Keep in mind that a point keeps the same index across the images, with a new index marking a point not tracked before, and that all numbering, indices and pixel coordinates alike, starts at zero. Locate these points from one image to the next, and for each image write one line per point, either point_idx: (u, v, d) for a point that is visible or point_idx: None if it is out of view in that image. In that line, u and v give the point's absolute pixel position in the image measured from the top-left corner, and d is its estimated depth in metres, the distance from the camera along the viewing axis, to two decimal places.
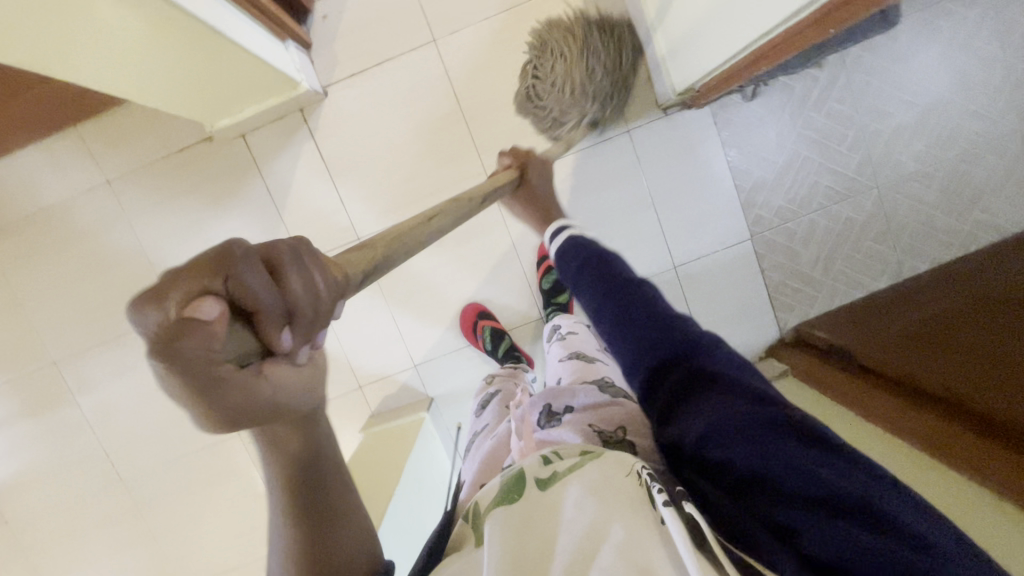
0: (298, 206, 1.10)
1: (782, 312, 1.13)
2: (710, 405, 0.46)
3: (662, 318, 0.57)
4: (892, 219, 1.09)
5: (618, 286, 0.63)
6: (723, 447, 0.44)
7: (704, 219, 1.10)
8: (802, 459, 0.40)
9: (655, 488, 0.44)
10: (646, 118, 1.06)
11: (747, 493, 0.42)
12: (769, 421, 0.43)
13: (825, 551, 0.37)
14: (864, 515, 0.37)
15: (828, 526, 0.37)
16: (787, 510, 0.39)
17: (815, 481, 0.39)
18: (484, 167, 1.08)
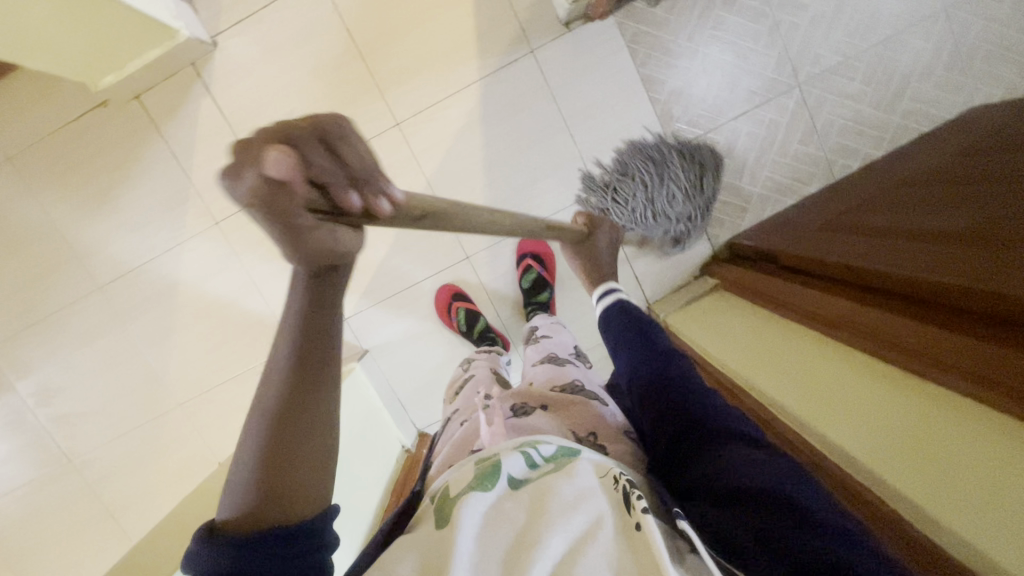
0: (205, 166, 1.07)
1: (711, 228, 1.10)
2: (732, 445, 0.47)
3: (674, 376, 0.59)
4: (817, 118, 1.05)
5: (661, 355, 0.63)
6: (738, 467, 0.44)
7: (621, 137, 1.06)
8: (806, 487, 0.41)
9: (635, 494, 0.42)
10: (550, 35, 1.01)
11: (744, 504, 0.42)
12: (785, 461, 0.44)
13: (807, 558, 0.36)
14: (858, 542, 0.37)
15: (821, 537, 0.37)
16: (781, 519, 0.39)
17: (810, 502, 0.40)
18: (389, 106, 1.04)
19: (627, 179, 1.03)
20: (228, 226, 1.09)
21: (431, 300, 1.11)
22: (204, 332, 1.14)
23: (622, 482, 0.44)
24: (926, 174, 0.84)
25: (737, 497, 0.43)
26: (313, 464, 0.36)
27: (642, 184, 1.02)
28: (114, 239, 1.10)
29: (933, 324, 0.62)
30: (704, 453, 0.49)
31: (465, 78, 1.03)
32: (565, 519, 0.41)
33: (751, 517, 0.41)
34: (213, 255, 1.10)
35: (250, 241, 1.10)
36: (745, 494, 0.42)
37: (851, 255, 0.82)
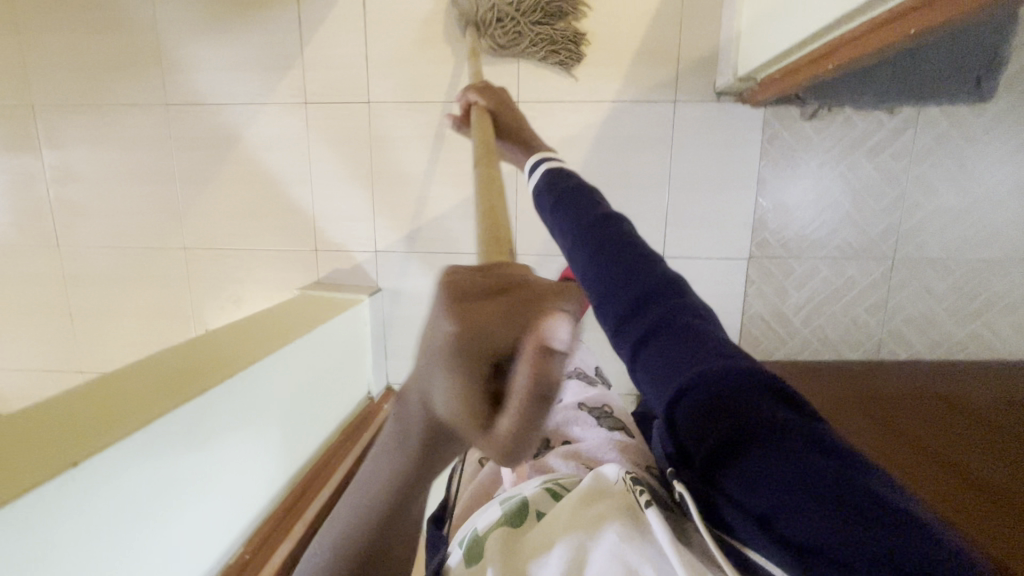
0: (320, 46, 1.03)
1: (747, 343, 1.09)
2: (675, 353, 0.39)
3: (616, 251, 0.49)
4: (893, 297, 1.04)
5: (602, 232, 0.53)
6: (693, 399, 0.36)
7: (712, 220, 1.04)
8: (788, 427, 0.31)
9: (638, 492, 0.45)
10: (698, 96, 0.99)
11: (716, 467, 0.35)
12: (752, 380, 0.34)
13: (802, 534, 0.29)
14: (858, 505, 0.27)
15: (810, 513, 0.29)
16: (764, 490, 0.31)
17: (794, 455, 0.30)
18: (518, 81, 1.02)
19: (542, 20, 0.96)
20: (313, 111, 1.06)
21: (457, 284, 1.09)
22: (240, 194, 1.11)
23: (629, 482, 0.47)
24: (953, 400, 0.89)
25: (720, 439, 0.34)
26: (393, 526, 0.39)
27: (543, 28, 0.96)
28: (202, 68, 1.06)
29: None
30: (644, 357, 0.41)
31: (601, 93, 1.01)
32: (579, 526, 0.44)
33: (736, 468, 0.33)
34: (286, 130, 1.07)
35: (326, 134, 1.07)
36: (736, 437, 0.33)
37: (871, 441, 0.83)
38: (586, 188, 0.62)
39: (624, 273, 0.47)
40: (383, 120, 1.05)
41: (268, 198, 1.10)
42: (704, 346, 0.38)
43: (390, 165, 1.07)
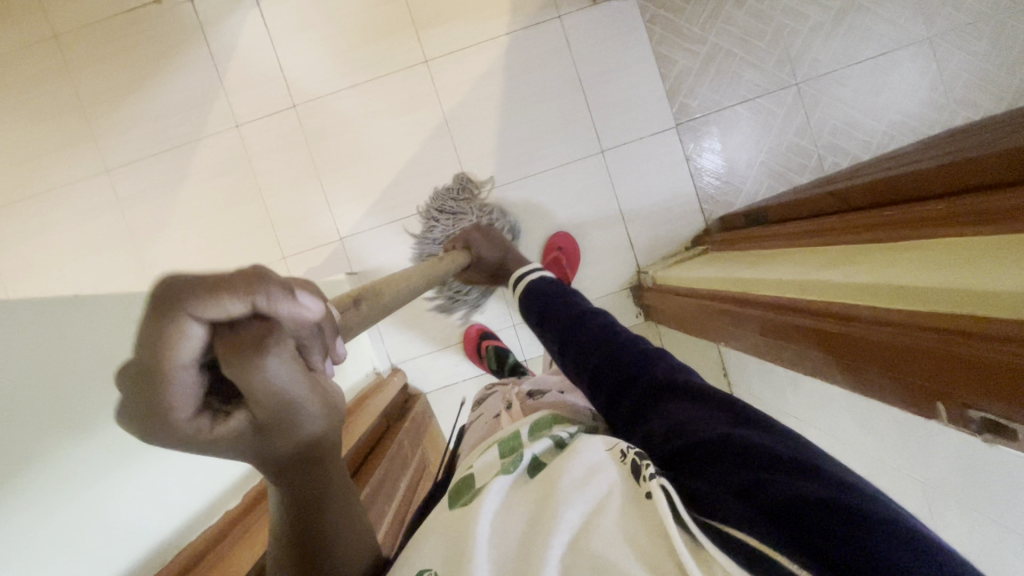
0: (238, 73, 1.13)
1: (705, 202, 1.15)
2: (667, 408, 0.44)
3: (601, 340, 0.59)
4: (812, 114, 1.13)
5: (579, 333, 0.63)
6: (680, 434, 0.40)
7: (632, 104, 1.13)
8: (756, 438, 0.36)
9: (643, 461, 0.36)
10: (577, 5, 1.12)
11: (702, 464, 0.37)
12: (725, 415, 0.40)
13: (768, 510, 0.31)
14: (821, 476, 0.31)
15: (784, 480, 0.32)
16: (738, 481, 0.33)
17: (765, 454, 0.34)
18: (421, 43, 1.12)
19: (453, 198, 1.12)
20: (247, 131, 1.13)
21: (462, 338, 1.17)
22: (198, 230, 1.14)
23: (631, 453, 0.37)
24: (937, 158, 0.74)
25: (695, 448, 0.38)
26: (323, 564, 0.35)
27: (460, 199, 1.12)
28: (136, 125, 1.13)
29: (932, 200, 0.55)
30: (646, 412, 0.46)
31: (494, 30, 1.12)
32: (579, 495, 0.35)
33: (714, 473, 0.36)
34: (226, 157, 1.13)
35: (264, 147, 1.13)
36: (704, 453, 0.37)
37: (828, 202, 0.77)
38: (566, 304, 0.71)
39: (601, 362, 0.55)
40: (314, 115, 1.13)
41: (227, 223, 1.14)
42: (690, 399, 0.44)
43: (332, 154, 1.14)
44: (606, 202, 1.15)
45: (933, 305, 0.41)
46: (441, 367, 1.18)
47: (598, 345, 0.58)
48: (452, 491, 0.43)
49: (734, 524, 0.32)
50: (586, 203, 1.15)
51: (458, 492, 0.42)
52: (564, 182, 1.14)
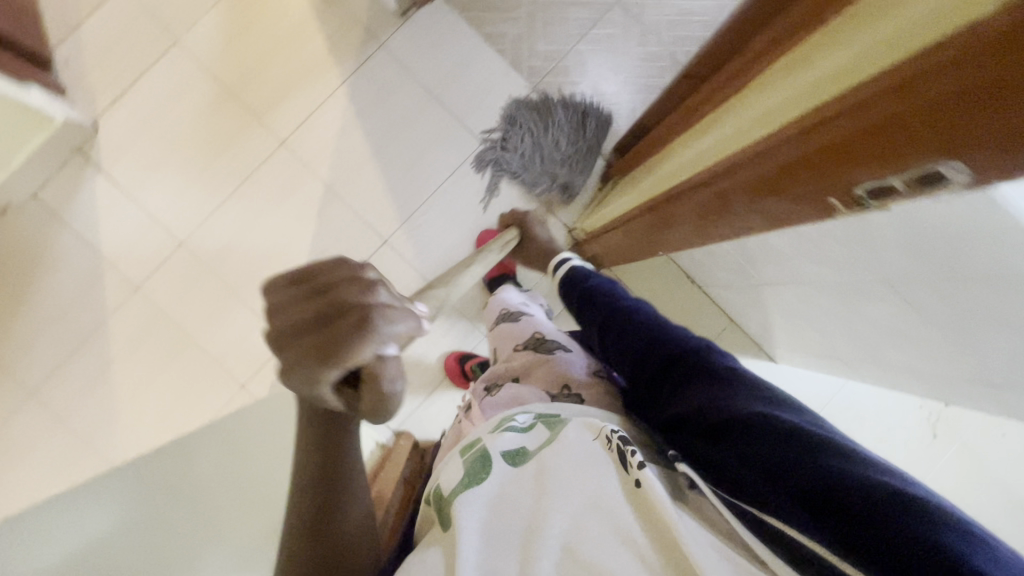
0: (113, 239, 1.10)
1: (594, 141, 1.17)
2: (695, 388, 0.50)
3: (627, 322, 0.62)
4: (645, 20, 1.17)
5: (610, 313, 0.65)
6: (711, 411, 0.47)
7: (487, 89, 1.16)
8: (778, 413, 0.42)
9: (630, 453, 0.43)
10: (392, 28, 1.14)
11: (731, 441, 0.44)
12: (748, 394, 0.45)
13: (800, 489, 0.38)
14: (829, 447, 0.38)
15: (804, 458, 0.39)
16: (767, 459, 0.41)
17: (787, 426, 0.41)
18: (269, 128, 1.12)
19: (528, 124, 1.15)
20: (148, 288, 1.10)
21: (444, 372, 1.15)
22: (147, 402, 1.09)
23: (616, 439, 0.44)
24: None
25: (734, 426, 0.44)
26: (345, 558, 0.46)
27: (548, 133, 1.14)
28: (38, 335, 1.08)
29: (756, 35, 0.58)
30: (675, 393, 0.52)
31: (330, 85, 1.13)
32: (581, 500, 0.42)
33: (746, 455, 0.42)
34: (141, 321, 1.10)
35: (173, 294, 1.10)
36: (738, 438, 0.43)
37: (692, 80, 0.77)
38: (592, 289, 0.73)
39: (645, 346, 0.57)
40: (204, 242, 1.11)
41: (172, 381, 1.10)
42: (717, 378, 0.49)
43: (240, 268, 1.11)
44: (509, 184, 1.16)
45: (852, 76, 0.38)
46: (441, 410, 1.16)
47: (632, 326, 0.61)
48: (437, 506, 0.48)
49: (785, 511, 0.39)
50: (493, 194, 1.15)
51: (439, 504, 0.48)
52: (463, 186, 1.15)
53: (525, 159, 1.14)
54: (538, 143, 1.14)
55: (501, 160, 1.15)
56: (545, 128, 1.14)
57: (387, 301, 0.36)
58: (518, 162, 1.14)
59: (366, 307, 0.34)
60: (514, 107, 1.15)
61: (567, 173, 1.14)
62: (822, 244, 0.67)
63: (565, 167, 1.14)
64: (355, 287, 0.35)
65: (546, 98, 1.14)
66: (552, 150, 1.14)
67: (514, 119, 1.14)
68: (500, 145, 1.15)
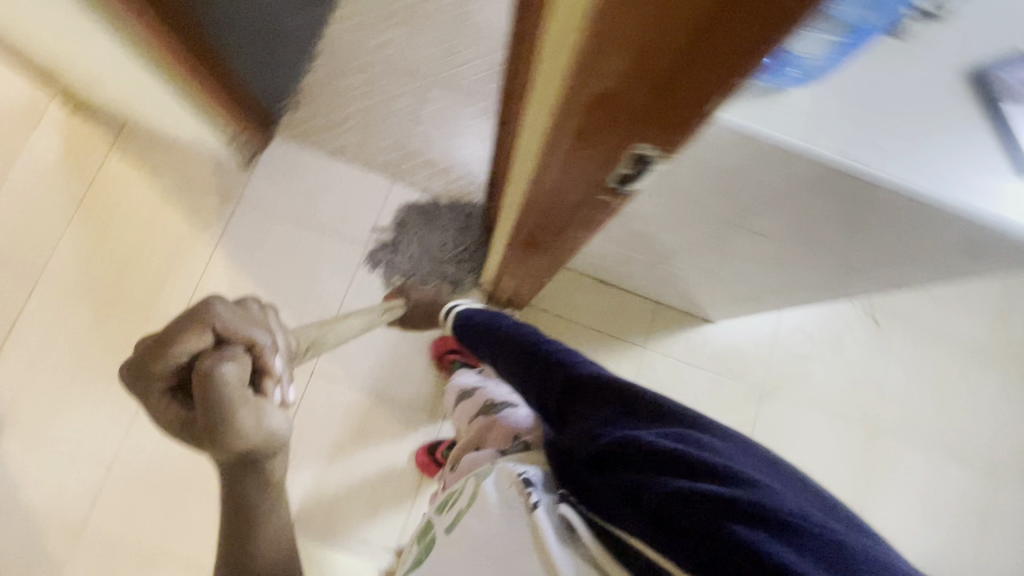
0: (36, 493, 1.04)
1: (472, 202, 1.23)
2: (587, 417, 0.56)
3: (525, 359, 0.67)
4: (461, 84, 1.27)
5: (507, 349, 0.71)
6: (605, 432, 0.52)
7: (349, 198, 1.21)
8: (665, 434, 0.49)
9: (534, 498, 0.49)
10: (242, 182, 1.19)
11: (615, 458, 0.50)
12: (639, 417, 0.53)
13: (661, 502, 0.44)
14: (694, 466, 0.45)
15: (673, 475, 0.45)
16: (641, 476, 0.47)
17: (663, 446, 0.47)
18: (159, 318, 1.12)
19: (416, 229, 1.21)
20: (90, 525, 1.04)
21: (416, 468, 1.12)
22: None
23: (520, 482, 0.52)
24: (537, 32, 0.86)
25: (617, 447, 0.50)
26: None
27: (436, 231, 1.21)
28: None
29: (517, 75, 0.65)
30: (570, 423, 0.58)
31: (203, 256, 1.15)
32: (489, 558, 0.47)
33: (625, 476, 0.48)
34: (94, 562, 1.03)
35: (119, 520, 1.05)
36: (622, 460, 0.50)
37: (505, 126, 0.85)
38: (482, 325, 0.78)
39: (545, 380, 0.63)
40: (134, 453, 1.07)
41: None
42: (610, 406, 0.55)
43: (178, 462, 1.08)
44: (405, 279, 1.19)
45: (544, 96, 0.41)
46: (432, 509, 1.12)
47: (529, 364, 0.66)
48: None
49: (644, 529, 0.45)
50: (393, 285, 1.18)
51: None
52: (363, 290, 1.18)
53: (417, 258, 1.20)
54: (428, 243, 1.20)
55: (394, 263, 1.19)
56: (431, 229, 1.21)
57: (223, 370, 0.40)
58: (408, 265, 1.19)
59: (200, 361, 0.40)
60: (398, 213, 1.22)
61: (462, 261, 1.19)
62: (675, 218, 0.76)
63: (458, 259, 1.20)
64: (199, 335, 0.41)
65: (433, 202, 1.23)
66: (442, 246, 1.20)
67: (401, 227, 1.21)
68: (390, 250, 1.20)
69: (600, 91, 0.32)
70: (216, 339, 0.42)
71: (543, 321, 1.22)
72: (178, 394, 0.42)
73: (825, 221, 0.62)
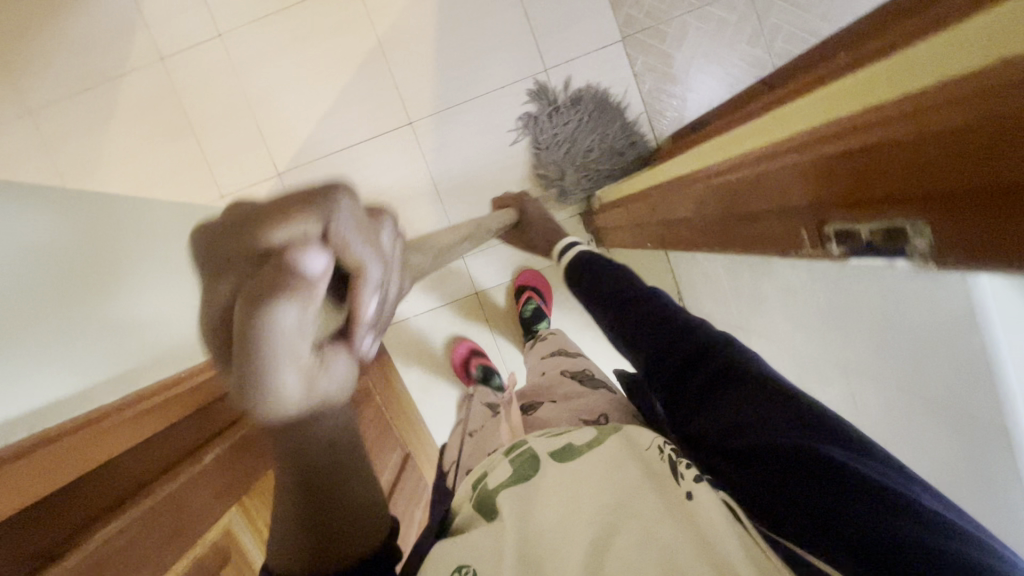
0: (155, 0, 1.07)
1: (655, 120, 1.10)
2: (721, 405, 0.46)
3: (652, 312, 0.56)
4: (762, 21, 1.07)
5: (621, 299, 0.61)
6: (751, 430, 0.43)
7: (573, 18, 1.08)
8: (837, 450, 0.39)
9: (681, 463, 0.43)
10: None
11: (768, 457, 0.41)
12: (789, 420, 0.42)
13: (851, 534, 0.35)
14: (883, 499, 0.36)
15: (863, 508, 0.36)
16: (810, 496, 0.38)
17: (845, 468, 0.38)
18: None
19: (582, 112, 1.08)
20: (171, 63, 1.08)
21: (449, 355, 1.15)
22: (129, 169, 1.09)
23: (666, 451, 0.45)
24: None
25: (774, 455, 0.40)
26: (353, 524, 0.38)
27: (594, 130, 1.08)
28: (55, 61, 1.07)
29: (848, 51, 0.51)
30: (701, 399, 0.48)
31: None
32: (619, 492, 0.42)
33: (789, 485, 0.39)
34: (152, 91, 1.08)
35: (191, 80, 1.08)
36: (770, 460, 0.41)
37: (768, 90, 0.70)
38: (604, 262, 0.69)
39: (664, 339, 0.52)
40: (240, 46, 1.08)
41: (159, 161, 1.09)
42: (748, 393, 0.45)
43: (264, 85, 1.09)
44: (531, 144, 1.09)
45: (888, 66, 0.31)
46: None
47: (653, 318, 0.55)
48: (480, 502, 0.47)
49: (831, 549, 0.36)
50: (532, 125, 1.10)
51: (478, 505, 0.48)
52: (506, 103, 1.09)
53: (559, 138, 1.08)
54: (580, 134, 1.08)
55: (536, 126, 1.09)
56: (594, 123, 1.08)
57: (297, 306, 0.21)
58: (545, 134, 1.08)
59: (269, 266, 0.21)
60: (598, 71, 1.09)
61: (587, 174, 1.10)
62: (804, 311, 0.66)
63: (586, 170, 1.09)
64: (303, 215, 0.22)
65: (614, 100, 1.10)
66: (585, 147, 1.08)
67: (570, 100, 1.08)
68: (544, 108, 1.08)
69: (915, 125, 0.24)
70: (314, 237, 0.22)
71: None
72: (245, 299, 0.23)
73: (928, 431, 0.52)
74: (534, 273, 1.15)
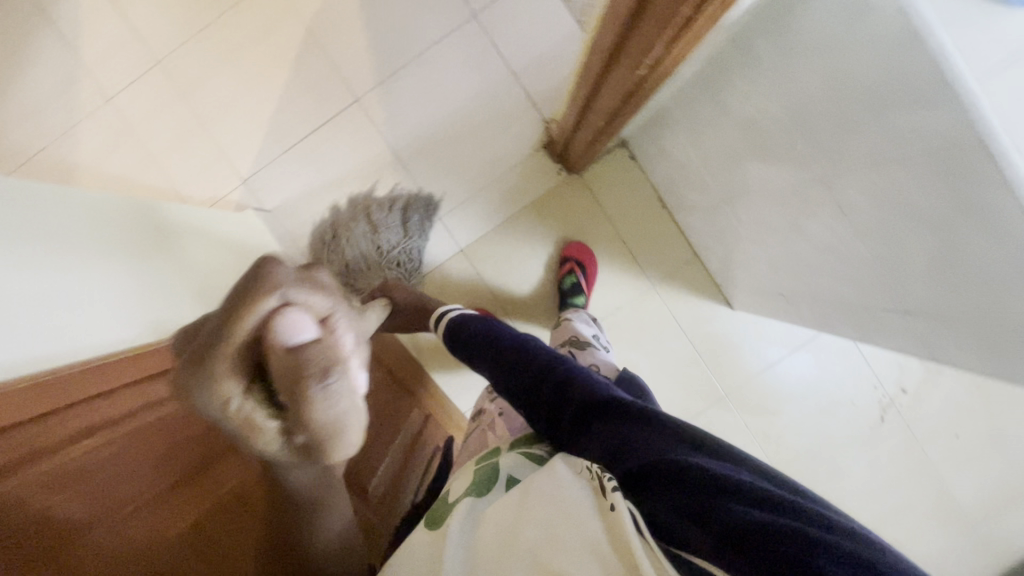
0: (91, 45, 1.09)
1: None
2: (603, 439, 0.54)
3: (542, 368, 0.65)
4: None
5: (514, 361, 0.69)
6: (636, 454, 0.50)
7: None
8: (711, 461, 0.45)
9: (605, 482, 0.48)
10: None
11: (654, 472, 0.47)
12: (668, 437, 0.50)
13: (729, 521, 0.40)
14: (746, 494, 0.41)
15: (726, 501, 0.41)
16: (695, 500, 0.43)
17: (713, 471, 0.44)
18: None
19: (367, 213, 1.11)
20: (119, 101, 1.11)
21: None
22: None
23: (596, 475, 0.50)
24: None
25: (659, 473, 0.47)
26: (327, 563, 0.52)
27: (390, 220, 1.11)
28: (11, 126, 1.10)
29: None
30: (585, 436, 0.57)
31: None
32: (561, 517, 0.46)
33: (680, 495, 0.44)
34: (108, 132, 1.11)
35: (141, 113, 1.11)
36: (665, 481, 0.46)
37: None
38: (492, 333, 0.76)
39: (553, 397, 0.62)
40: (180, 70, 1.10)
41: None
42: (638, 425, 0.52)
43: (211, 100, 1.11)
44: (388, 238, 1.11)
45: None
46: None
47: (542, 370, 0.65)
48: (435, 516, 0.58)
49: (710, 545, 0.40)
50: (475, 74, 1.10)
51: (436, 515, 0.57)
52: (445, 59, 1.10)
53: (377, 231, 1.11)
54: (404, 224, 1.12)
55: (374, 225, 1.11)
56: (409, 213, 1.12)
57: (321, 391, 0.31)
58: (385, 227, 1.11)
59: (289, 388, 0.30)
60: (420, 31, 1.09)
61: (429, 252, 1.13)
62: (767, 134, 0.63)
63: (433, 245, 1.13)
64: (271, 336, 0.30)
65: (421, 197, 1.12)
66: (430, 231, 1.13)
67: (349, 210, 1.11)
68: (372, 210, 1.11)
69: None
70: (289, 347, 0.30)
71: (581, 195, 1.15)
72: (255, 389, 0.32)
73: (920, 209, 0.48)
74: (582, 247, 1.13)
